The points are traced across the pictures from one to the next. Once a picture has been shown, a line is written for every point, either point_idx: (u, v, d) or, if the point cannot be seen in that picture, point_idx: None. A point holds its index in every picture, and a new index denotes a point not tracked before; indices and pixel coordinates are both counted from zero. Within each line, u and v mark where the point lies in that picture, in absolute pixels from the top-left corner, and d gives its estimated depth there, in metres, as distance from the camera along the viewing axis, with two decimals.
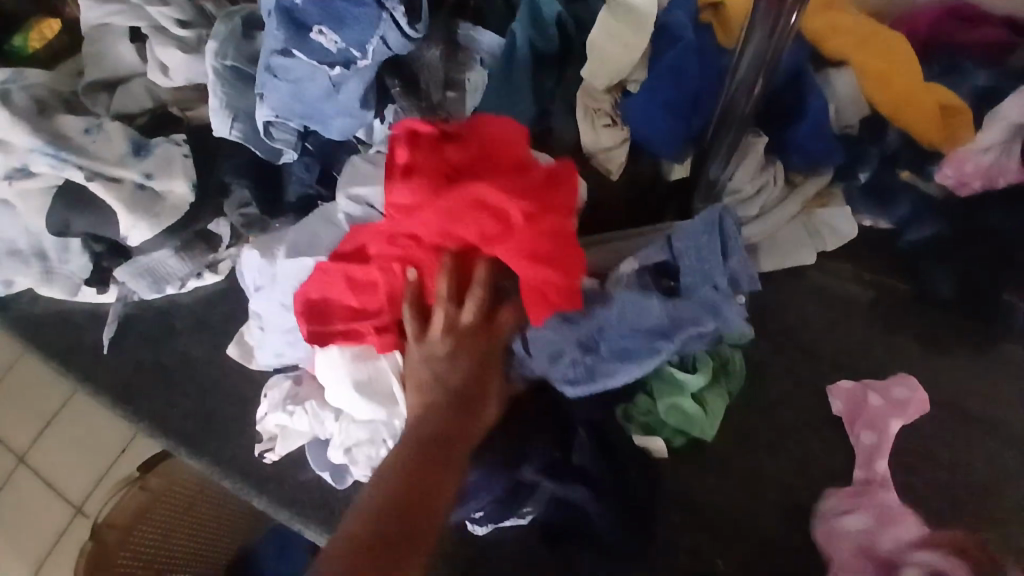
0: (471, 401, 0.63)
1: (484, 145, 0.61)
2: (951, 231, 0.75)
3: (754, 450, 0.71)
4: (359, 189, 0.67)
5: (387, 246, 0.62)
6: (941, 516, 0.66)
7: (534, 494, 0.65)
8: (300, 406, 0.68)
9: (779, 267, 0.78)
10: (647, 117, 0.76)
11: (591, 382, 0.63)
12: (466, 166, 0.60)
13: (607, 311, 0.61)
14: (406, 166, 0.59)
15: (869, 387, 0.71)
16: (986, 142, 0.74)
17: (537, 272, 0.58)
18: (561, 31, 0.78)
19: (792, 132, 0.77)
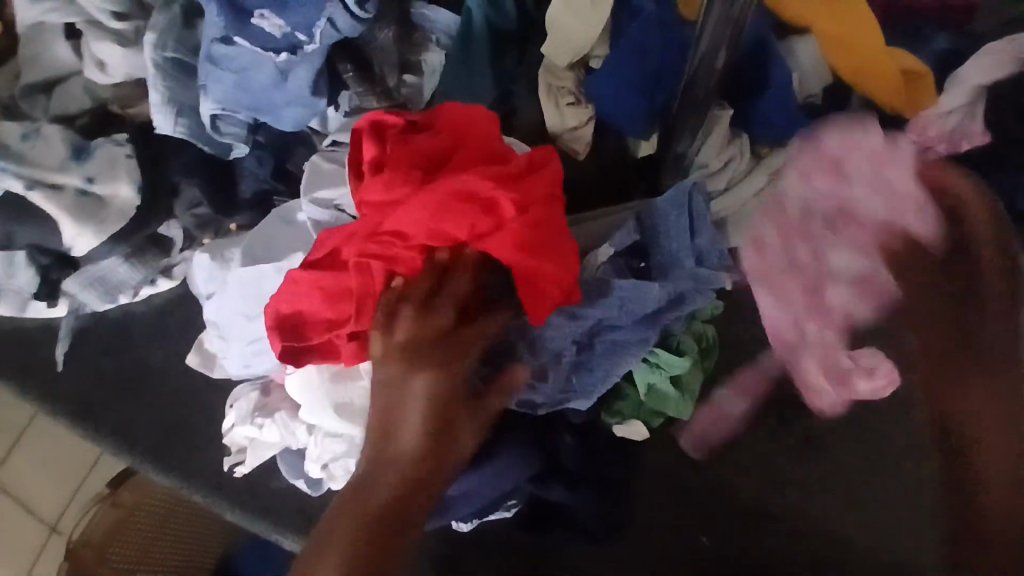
0: (453, 411, 0.56)
1: (456, 134, 0.58)
2: (918, 195, 0.74)
3: (733, 426, 0.70)
4: (330, 192, 0.62)
5: (363, 247, 0.55)
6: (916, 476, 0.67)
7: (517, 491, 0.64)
8: (270, 418, 0.63)
9: None
10: (611, 94, 0.75)
11: (585, 378, 0.62)
12: (442, 156, 0.57)
13: (602, 305, 0.60)
14: (377, 163, 0.57)
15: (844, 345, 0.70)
16: (949, 105, 0.75)
17: (532, 266, 0.54)
18: (519, 9, 0.76)
19: (757, 102, 0.76)
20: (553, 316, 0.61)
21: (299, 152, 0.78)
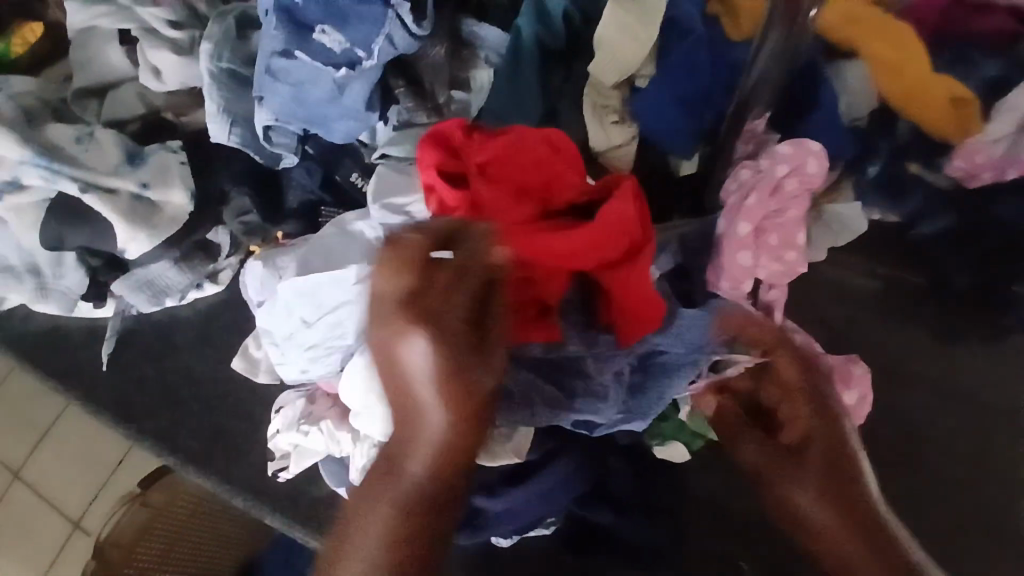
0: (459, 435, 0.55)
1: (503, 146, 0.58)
2: (961, 223, 0.75)
3: None
4: (404, 199, 0.60)
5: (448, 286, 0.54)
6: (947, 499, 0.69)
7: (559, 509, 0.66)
8: (317, 425, 0.63)
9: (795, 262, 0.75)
10: (658, 114, 0.75)
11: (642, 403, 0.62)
12: (494, 165, 0.57)
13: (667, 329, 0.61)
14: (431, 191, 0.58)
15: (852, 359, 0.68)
16: (997, 132, 0.75)
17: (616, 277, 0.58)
18: (568, 26, 0.77)
19: (807, 125, 0.75)
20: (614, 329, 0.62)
21: (344, 163, 0.77)
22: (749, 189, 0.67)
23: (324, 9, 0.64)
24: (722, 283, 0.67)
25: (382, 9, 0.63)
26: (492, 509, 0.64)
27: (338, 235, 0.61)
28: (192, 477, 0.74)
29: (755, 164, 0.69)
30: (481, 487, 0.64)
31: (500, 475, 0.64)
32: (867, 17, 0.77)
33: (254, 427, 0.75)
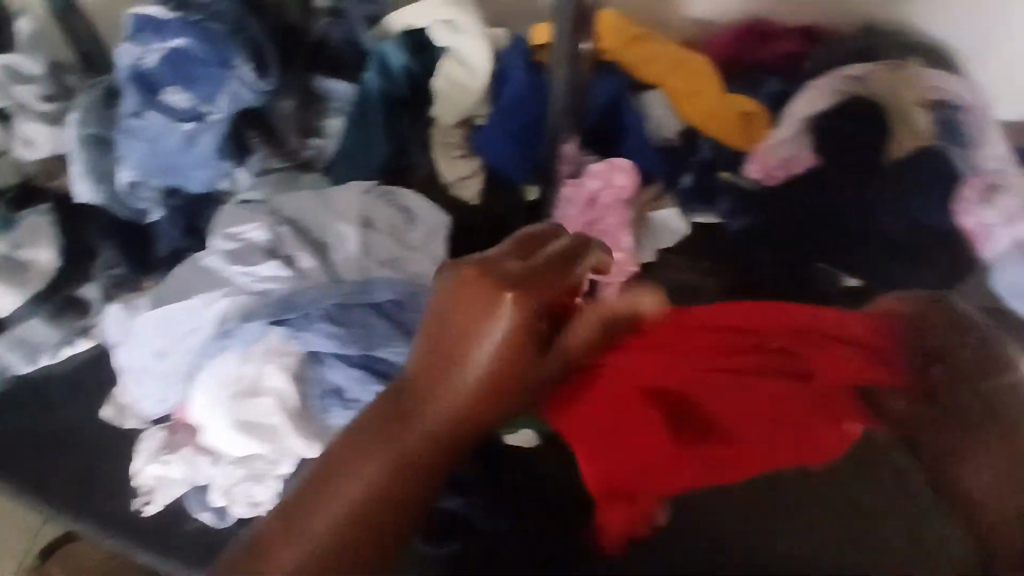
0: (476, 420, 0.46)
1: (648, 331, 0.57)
2: (767, 217, 0.86)
3: None
4: (240, 227, 0.62)
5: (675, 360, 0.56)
6: None
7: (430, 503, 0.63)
8: (175, 454, 0.71)
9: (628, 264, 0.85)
10: (493, 146, 0.85)
11: None
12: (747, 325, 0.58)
13: None
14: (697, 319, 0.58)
15: None
16: (780, 136, 0.86)
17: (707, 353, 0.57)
18: (409, 77, 0.87)
19: (622, 149, 0.89)
20: None
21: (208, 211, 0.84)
22: (571, 204, 0.82)
23: (174, 72, 0.73)
24: None
25: (224, 70, 0.73)
26: None
27: (189, 274, 0.66)
28: (71, 525, 0.75)
29: (575, 183, 0.83)
30: None
31: None
32: (665, 59, 0.92)
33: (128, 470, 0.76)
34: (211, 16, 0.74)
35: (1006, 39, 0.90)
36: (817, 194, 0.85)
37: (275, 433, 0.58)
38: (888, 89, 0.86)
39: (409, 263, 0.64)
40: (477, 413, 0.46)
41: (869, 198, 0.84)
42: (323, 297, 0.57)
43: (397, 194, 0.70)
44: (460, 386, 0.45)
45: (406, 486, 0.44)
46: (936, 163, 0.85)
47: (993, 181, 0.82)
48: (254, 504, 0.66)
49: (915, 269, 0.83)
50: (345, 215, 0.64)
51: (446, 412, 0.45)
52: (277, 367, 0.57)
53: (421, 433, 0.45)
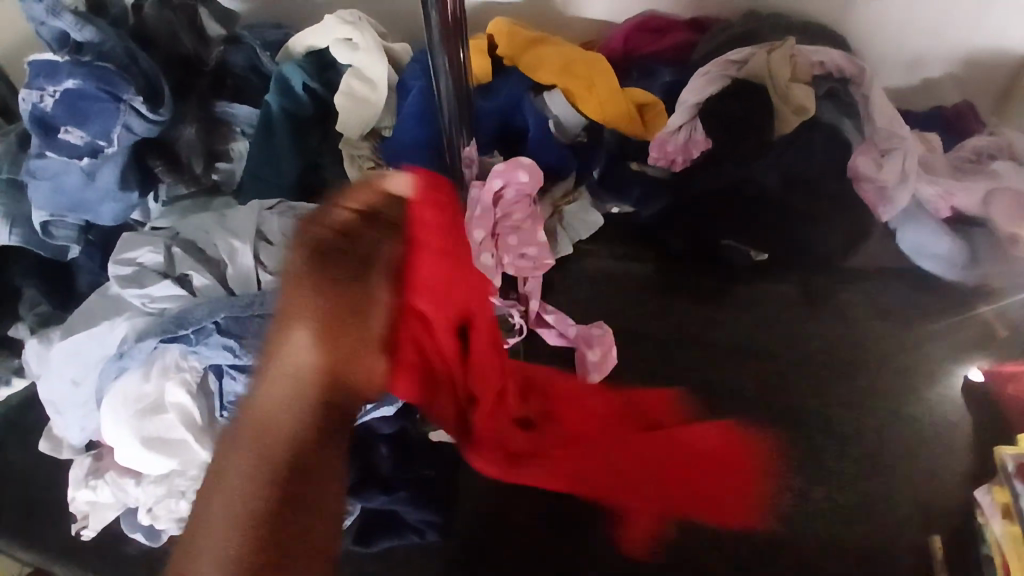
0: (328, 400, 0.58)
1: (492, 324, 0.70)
2: (674, 202, 0.91)
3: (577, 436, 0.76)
4: (133, 251, 0.66)
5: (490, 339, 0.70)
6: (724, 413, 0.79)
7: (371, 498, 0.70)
8: (102, 479, 0.71)
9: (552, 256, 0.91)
10: (403, 156, 0.87)
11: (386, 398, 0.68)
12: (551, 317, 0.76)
13: None
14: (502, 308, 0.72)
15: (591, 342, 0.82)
16: (676, 123, 0.91)
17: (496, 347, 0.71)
18: (313, 95, 0.90)
19: (526, 150, 0.93)
20: None
21: None
22: (476, 204, 0.83)
23: (64, 110, 0.74)
24: None
25: (114, 104, 0.75)
26: None
27: (98, 303, 0.66)
28: (17, 556, 0.77)
29: (481, 183, 0.85)
30: None
31: None
32: (554, 59, 0.94)
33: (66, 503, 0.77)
34: (99, 55, 0.76)
35: (888, 7, 0.94)
36: (717, 174, 0.89)
37: (186, 445, 0.62)
38: (768, 71, 0.90)
39: None
40: (323, 367, 0.58)
41: (763, 169, 0.88)
42: (214, 311, 0.60)
43: (303, 208, 0.72)
44: (298, 354, 0.57)
45: (282, 434, 0.56)
46: (828, 132, 0.89)
47: (881, 148, 0.88)
48: (178, 519, 0.67)
49: (820, 233, 0.87)
50: (237, 231, 0.67)
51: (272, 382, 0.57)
52: (177, 383, 0.61)
53: (276, 415, 0.57)
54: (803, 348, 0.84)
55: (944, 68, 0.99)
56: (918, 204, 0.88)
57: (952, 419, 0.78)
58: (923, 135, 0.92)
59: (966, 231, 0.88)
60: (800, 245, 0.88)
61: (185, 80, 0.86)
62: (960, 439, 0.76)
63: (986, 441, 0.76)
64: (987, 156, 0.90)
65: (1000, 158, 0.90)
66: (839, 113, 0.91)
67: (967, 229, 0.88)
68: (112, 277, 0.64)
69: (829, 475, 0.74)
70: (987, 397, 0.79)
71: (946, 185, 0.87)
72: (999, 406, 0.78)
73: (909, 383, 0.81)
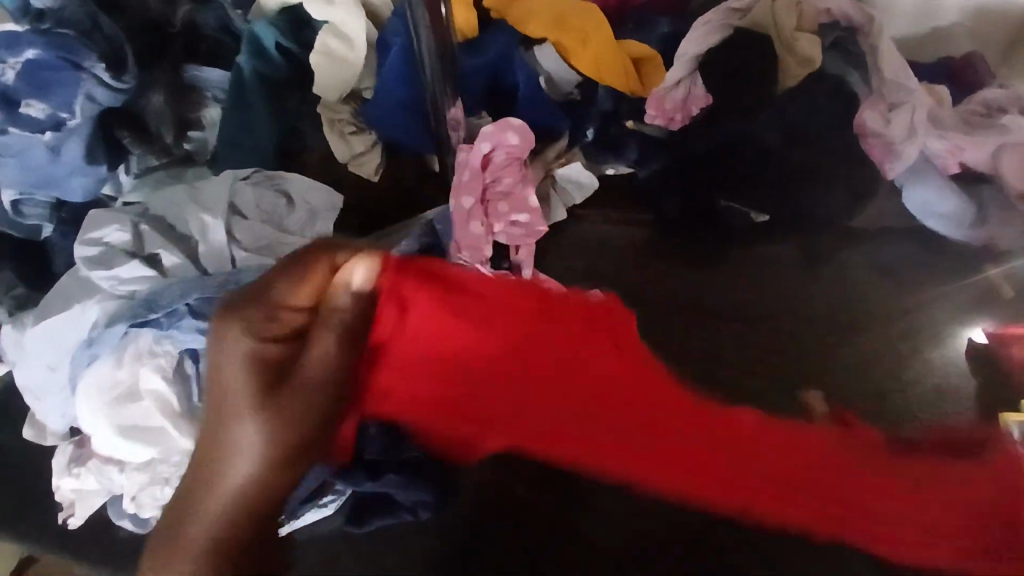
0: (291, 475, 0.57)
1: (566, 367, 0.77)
2: (674, 161, 0.86)
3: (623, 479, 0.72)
4: (98, 230, 0.62)
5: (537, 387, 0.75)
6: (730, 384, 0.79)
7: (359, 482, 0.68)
8: (84, 467, 0.70)
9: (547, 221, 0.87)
10: (388, 118, 0.83)
11: None
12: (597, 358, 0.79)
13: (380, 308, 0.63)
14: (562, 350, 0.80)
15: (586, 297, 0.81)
16: (674, 78, 0.85)
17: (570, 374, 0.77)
18: (287, 56, 0.84)
19: (514, 110, 0.88)
20: None
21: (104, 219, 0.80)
22: (464, 169, 0.79)
23: (24, 81, 0.71)
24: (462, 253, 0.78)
25: (75, 72, 0.72)
26: None
27: (72, 283, 0.63)
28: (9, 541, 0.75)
29: (469, 147, 0.80)
30: None
31: None
32: (544, 11, 0.89)
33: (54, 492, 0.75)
34: (60, 21, 0.72)
35: None
36: (716, 133, 0.85)
37: (164, 432, 0.59)
38: (771, 19, 0.86)
39: (285, 247, 0.63)
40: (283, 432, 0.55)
41: (762, 127, 0.83)
42: (185, 293, 0.57)
43: (278, 177, 0.68)
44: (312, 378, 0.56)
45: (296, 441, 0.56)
46: (835, 84, 0.85)
47: (889, 102, 0.83)
48: (163, 507, 0.66)
49: (826, 194, 0.84)
50: (208, 205, 0.63)
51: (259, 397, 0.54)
52: (152, 369, 0.59)
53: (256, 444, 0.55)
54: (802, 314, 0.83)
55: (955, 14, 0.93)
56: (926, 159, 0.84)
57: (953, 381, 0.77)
58: (932, 87, 0.87)
59: (976, 188, 0.84)
60: (802, 208, 0.84)
61: (153, 44, 0.79)
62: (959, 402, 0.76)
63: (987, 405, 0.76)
64: (998, 109, 0.86)
65: (1012, 110, 0.85)
66: (845, 65, 0.87)
67: (977, 187, 0.84)
68: (78, 259, 0.61)
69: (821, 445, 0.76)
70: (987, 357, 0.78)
71: (956, 139, 0.82)
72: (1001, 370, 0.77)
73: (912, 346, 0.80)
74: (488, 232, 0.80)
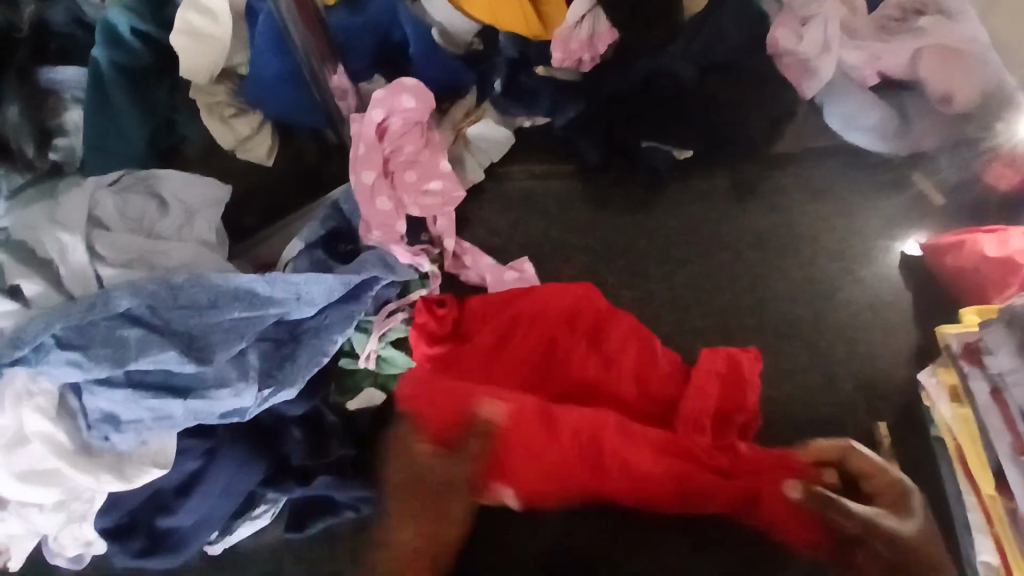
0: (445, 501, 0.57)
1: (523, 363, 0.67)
2: (590, 105, 0.81)
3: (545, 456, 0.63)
4: None
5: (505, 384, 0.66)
6: (670, 326, 0.78)
7: (298, 484, 0.63)
8: (6, 509, 0.59)
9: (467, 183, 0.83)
10: (270, 95, 0.76)
11: (272, 392, 0.59)
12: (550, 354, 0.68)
13: (277, 307, 0.58)
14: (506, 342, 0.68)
15: (508, 265, 0.78)
16: (576, 15, 0.78)
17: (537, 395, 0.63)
18: (146, 39, 0.75)
19: (412, 69, 0.82)
20: (234, 308, 0.56)
21: None
22: (360, 142, 0.73)
23: None
24: (374, 233, 0.71)
25: None
26: (181, 525, 0.61)
27: None
28: None
29: (362, 115, 0.74)
30: (158, 509, 0.61)
31: (171, 491, 0.61)
32: None
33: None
34: None
35: None
36: (627, 70, 0.80)
37: (62, 474, 0.54)
38: None
39: (161, 256, 0.58)
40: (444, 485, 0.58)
41: (676, 56, 0.79)
42: (48, 323, 0.52)
43: (151, 178, 0.63)
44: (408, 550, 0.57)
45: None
46: None
47: (799, 17, 0.80)
48: (88, 543, 0.59)
49: (749, 122, 0.80)
50: (65, 222, 0.57)
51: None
52: (32, 410, 0.53)
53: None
54: (737, 249, 0.81)
55: None
56: (844, 73, 0.81)
57: (887, 297, 0.78)
58: None
59: (896, 96, 0.81)
60: (729, 137, 0.80)
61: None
62: (896, 314, 0.77)
63: (922, 317, 0.77)
64: (913, 12, 0.82)
65: (927, 11, 0.82)
66: None
67: (897, 95, 0.81)
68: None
69: (766, 382, 0.74)
70: (922, 268, 0.78)
71: (872, 49, 0.79)
72: (935, 280, 0.77)
73: (846, 266, 0.80)
74: (398, 208, 0.74)
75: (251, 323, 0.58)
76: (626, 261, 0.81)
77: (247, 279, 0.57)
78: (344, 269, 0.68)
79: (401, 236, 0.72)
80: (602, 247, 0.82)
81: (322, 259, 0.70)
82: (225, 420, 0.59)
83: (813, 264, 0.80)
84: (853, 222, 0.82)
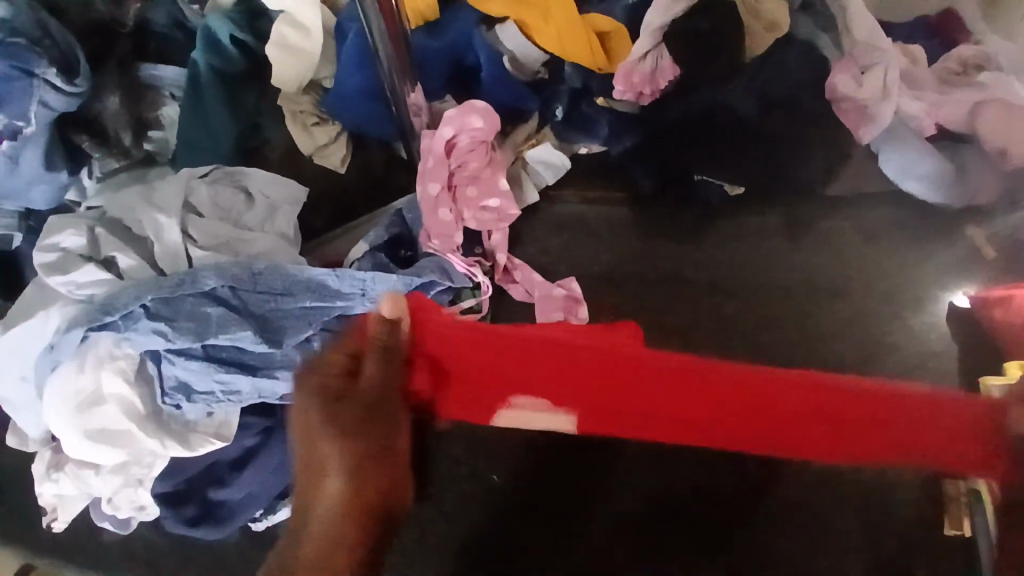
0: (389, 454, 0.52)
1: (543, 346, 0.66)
2: (646, 136, 0.84)
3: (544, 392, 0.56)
4: (53, 236, 0.61)
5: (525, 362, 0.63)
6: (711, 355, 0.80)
7: None
8: (63, 471, 0.65)
9: (522, 203, 0.87)
10: (350, 108, 0.82)
11: None
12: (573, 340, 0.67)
13: (342, 299, 0.61)
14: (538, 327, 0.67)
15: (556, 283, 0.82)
16: (641, 50, 0.82)
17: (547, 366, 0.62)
18: (242, 48, 0.83)
19: (480, 91, 0.87)
20: (303, 296, 0.60)
21: None
22: (428, 156, 0.78)
23: None
24: (433, 241, 0.75)
25: (25, 80, 0.68)
26: (230, 498, 0.64)
27: (35, 296, 0.61)
28: None
29: (432, 131, 0.79)
30: (211, 481, 0.64)
31: (227, 465, 0.64)
32: None
33: (32, 501, 0.72)
34: (11, 31, 0.68)
35: None
36: (687, 104, 0.83)
37: (131, 436, 0.58)
38: None
39: (243, 244, 0.63)
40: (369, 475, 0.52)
41: (736, 94, 0.81)
42: (140, 294, 0.57)
43: (238, 173, 0.68)
44: (332, 489, 0.52)
45: (356, 542, 0.53)
46: (803, 47, 0.83)
47: (860, 64, 0.82)
48: (141, 508, 0.63)
49: (805, 162, 0.82)
50: (162, 205, 0.63)
51: (342, 527, 0.53)
52: (113, 373, 0.58)
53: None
54: (783, 286, 0.82)
55: None
56: (902, 120, 0.81)
57: (934, 346, 0.78)
58: (906, 46, 0.84)
59: (952, 147, 0.82)
60: (783, 175, 0.82)
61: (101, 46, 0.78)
62: (942, 365, 0.77)
63: (968, 368, 0.76)
64: (975, 67, 0.82)
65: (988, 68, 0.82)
66: (814, 27, 0.86)
67: (954, 147, 0.82)
68: (35, 266, 0.59)
69: None
70: (972, 320, 0.78)
71: (931, 99, 0.81)
72: (987, 334, 0.76)
73: (894, 312, 0.80)
74: (458, 220, 0.78)
75: (317, 313, 0.61)
76: (671, 289, 0.83)
77: (318, 271, 0.61)
78: (403, 272, 0.72)
79: (458, 247, 0.76)
80: (651, 273, 0.84)
81: (384, 261, 0.74)
82: (285, 401, 0.63)
83: (860, 307, 0.81)
84: (904, 269, 0.82)
